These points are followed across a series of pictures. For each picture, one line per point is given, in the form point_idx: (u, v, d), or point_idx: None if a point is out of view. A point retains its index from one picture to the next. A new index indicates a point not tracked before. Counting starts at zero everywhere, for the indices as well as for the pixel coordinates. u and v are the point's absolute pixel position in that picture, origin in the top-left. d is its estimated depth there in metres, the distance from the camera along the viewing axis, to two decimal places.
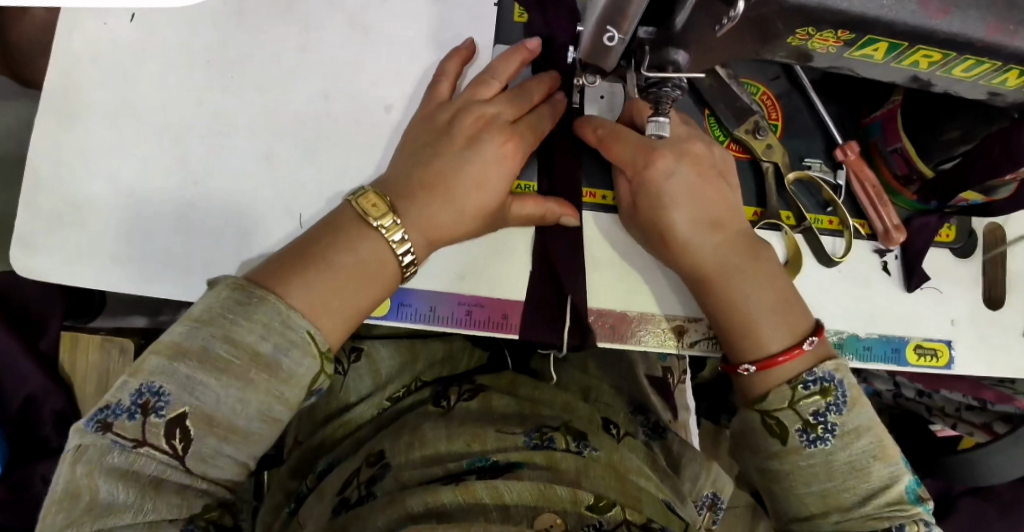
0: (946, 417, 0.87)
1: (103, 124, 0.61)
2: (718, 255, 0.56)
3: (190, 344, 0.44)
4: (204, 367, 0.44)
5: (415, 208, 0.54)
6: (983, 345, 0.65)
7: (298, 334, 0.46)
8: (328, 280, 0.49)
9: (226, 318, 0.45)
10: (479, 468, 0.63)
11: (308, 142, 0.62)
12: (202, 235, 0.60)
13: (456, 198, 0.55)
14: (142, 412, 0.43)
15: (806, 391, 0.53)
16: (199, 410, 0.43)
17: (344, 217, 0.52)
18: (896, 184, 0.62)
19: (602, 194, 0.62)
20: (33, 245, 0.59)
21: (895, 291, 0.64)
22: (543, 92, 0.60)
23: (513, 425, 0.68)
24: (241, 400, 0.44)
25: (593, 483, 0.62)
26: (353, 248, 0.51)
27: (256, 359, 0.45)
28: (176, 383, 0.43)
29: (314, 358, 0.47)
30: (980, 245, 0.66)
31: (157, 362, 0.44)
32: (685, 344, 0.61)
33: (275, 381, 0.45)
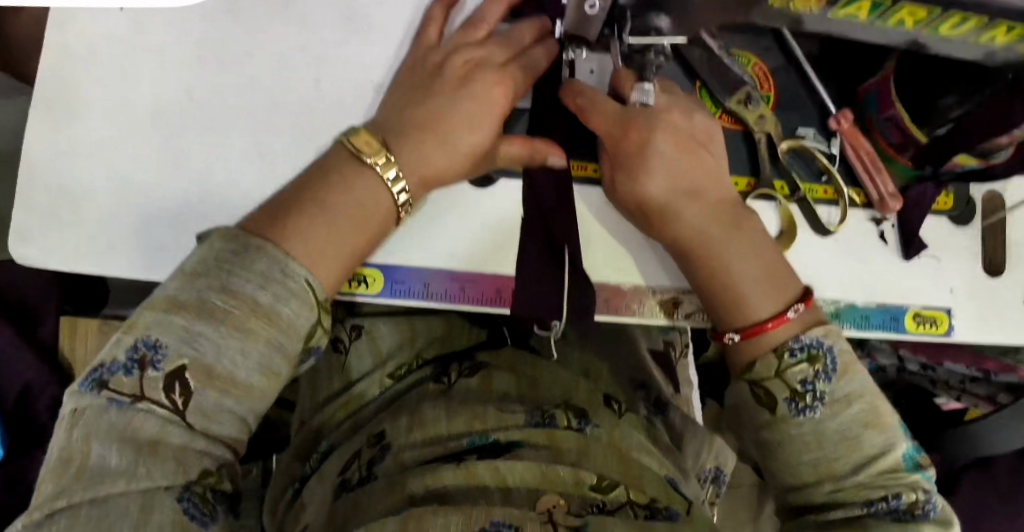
0: (950, 390, 0.89)
1: (96, 119, 0.61)
2: (700, 223, 0.56)
3: (186, 298, 0.45)
4: (200, 316, 0.44)
5: (410, 143, 0.54)
6: (983, 314, 0.64)
7: (297, 283, 0.47)
8: (322, 223, 0.50)
9: (222, 269, 0.46)
10: (479, 447, 0.63)
11: (300, 127, 0.62)
12: (198, 227, 0.60)
13: (453, 137, 0.55)
14: (139, 369, 0.43)
15: (794, 359, 0.53)
16: (197, 361, 0.44)
17: (337, 160, 0.53)
18: (892, 151, 0.61)
19: (594, 167, 0.62)
20: (30, 236, 0.59)
21: (892, 261, 0.63)
22: (533, 36, 0.60)
23: (514, 404, 0.69)
24: (242, 351, 0.45)
25: (593, 464, 0.62)
26: (349, 189, 0.52)
27: (253, 308, 0.45)
28: (173, 335, 0.44)
29: (311, 309, 0.48)
30: (979, 212, 0.66)
31: (154, 317, 0.45)
32: (680, 316, 0.61)
33: (273, 330, 0.46)
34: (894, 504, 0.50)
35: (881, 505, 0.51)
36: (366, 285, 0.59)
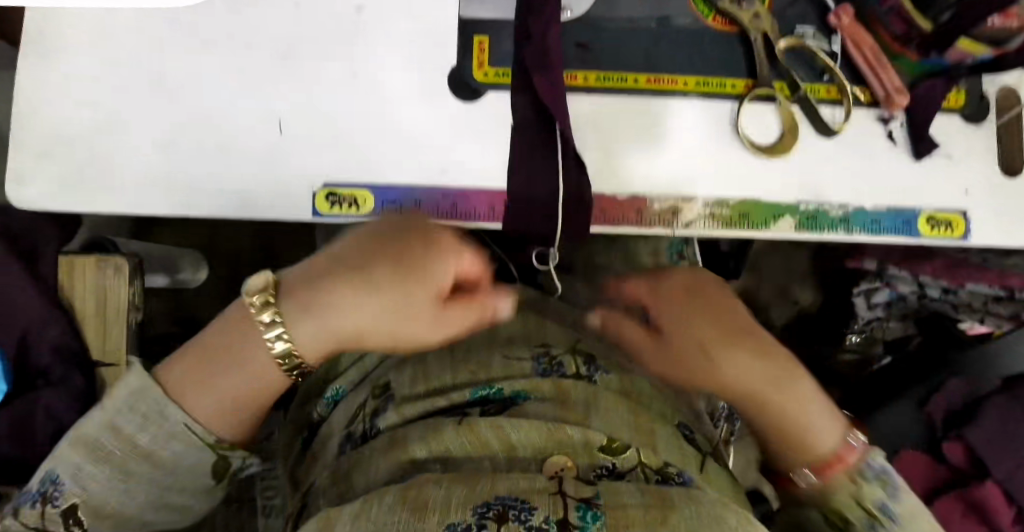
0: (973, 312, 0.88)
1: (76, 47, 0.58)
2: (704, 332, 0.57)
3: (83, 448, 0.50)
4: (93, 459, 0.50)
5: (305, 314, 0.51)
6: (1001, 216, 0.62)
7: (174, 427, 0.51)
8: (212, 364, 0.52)
9: (122, 404, 0.51)
10: (484, 399, 0.59)
11: (285, 48, 0.58)
12: (186, 154, 0.57)
13: (372, 275, 0.51)
14: (42, 502, 0.50)
15: (870, 484, 0.55)
16: (87, 502, 0.50)
17: (238, 321, 0.53)
18: (897, 45, 0.59)
19: (584, 76, 0.59)
20: (25, 179, 0.57)
21: (902, 161, 0.60)
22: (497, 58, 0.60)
23: (521, 345, 0.65)
24: (128, 491, 0.52)
25: (605, 419, 0.57)
26: (233, 346, 0.52)
27: (136, 450, 0.51)
28: (70, 474, 0.50)
29: (199, 447, 0.52)
30: (993, 110, 0.63)
31: (68, 452, 0.50)
32: (681, 225, 0.58)
33: (159, 471, 0.52)
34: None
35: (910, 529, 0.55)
36: (357, 207, 0.57)
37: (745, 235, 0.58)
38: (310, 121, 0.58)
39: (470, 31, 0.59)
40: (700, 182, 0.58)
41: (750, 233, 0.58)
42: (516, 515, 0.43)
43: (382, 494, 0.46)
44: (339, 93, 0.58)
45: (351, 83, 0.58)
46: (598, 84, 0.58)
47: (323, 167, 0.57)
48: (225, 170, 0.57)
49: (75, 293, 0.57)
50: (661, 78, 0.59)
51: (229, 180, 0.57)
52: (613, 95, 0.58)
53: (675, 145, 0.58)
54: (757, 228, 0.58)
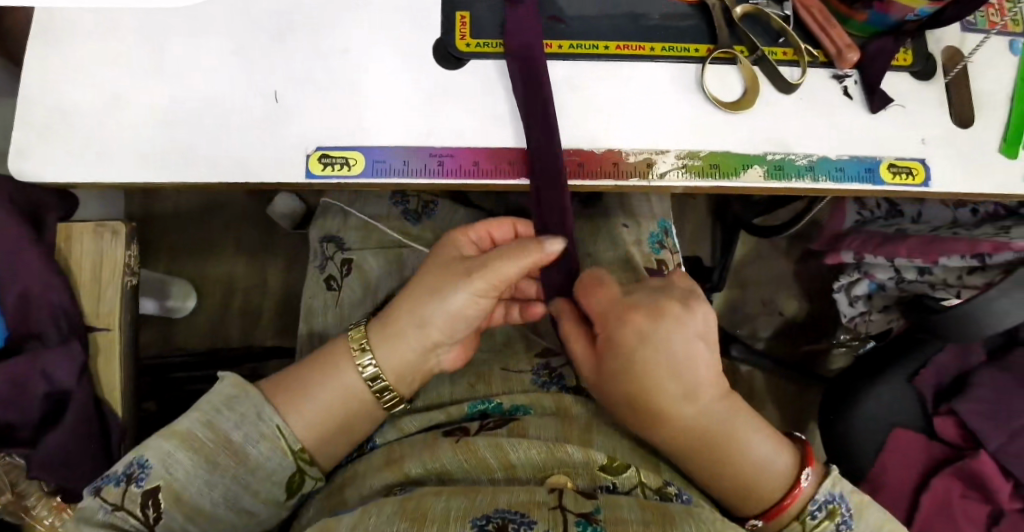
0: (949, 289, 0.86)
1: (88, 40, 0.65)
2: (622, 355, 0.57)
3: (181, 428, 0.54)
4: (183, 446, 0.53)
5: (395, 330, 0.61)
6: (958, 162, 0.65)
7: (268, 427, 0.56)
8: (304, 387, 0.59)
9: (214, 408, 0.56)
10: (482, 413, 0.65)
11: (278, 28, 0.64)
12: (182, 128, 0.62)
13: (401, 333, 0.60)
14: (126, 482, 0.52)
15: (814, 520, 0.58)
16: (171, 485, 0.52)
17: (337, 349, 0.61)
18: (844, 8, 0.64)
19: (559, 45, 0.63)
20: (32, 151, 0.62)
21: (859, 114, 0.64)
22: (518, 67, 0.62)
23: (520, 362, 0.72)
24: (208, 483, 0.53)
25: (603, 435, 0.61)
26: (336, 374, 0.60)
27: (227, 444, 0.54)
28: (160, 458, 0.53)
29: (281, 453, 0.56)
30: (940, 67, 0.67)
31: (157, 445, 0.53)
32: (655, 176, 0.61)
33: (240, 466, 0.54)
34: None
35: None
36: (348, 168, 0.61)
37: (718, 184, 0.61)
38: (306, 94, 0.63)
39: (451, 10, 0.65)
40: (671, 136, 0.61)
41: (722, 182, 0.61)
42: (516, 527, 0.46)
43: (380, 505, 0.49)
44: (334, 67, 0.63)
45: (342, 56, 0.64)
46: (572, 51, 0.63)
47: (318, 131, 0.62)
48: (220, 143, 0.62)
49: (73, 258, 0.63)
50: (629, 44, 0.64)
51: (223, 150, 0.62)
52: (585, 60, 0.63)
53: (647, 102, 0.62)
54: (728, 177, 0.61)
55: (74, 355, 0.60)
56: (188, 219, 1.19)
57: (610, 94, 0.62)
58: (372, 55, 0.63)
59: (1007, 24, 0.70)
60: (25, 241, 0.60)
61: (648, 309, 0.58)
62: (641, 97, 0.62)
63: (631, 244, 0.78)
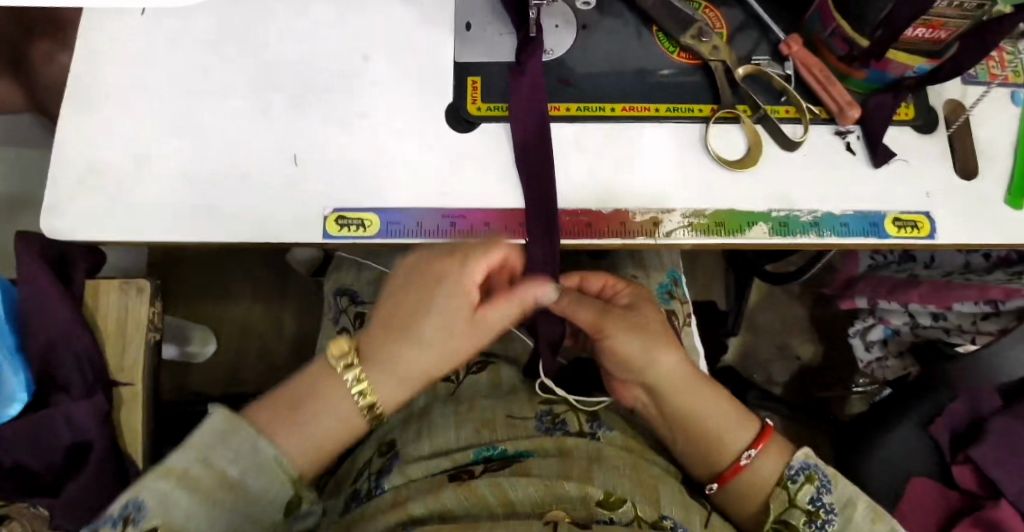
0: (963, 335, 0.87)
1: (117, 102, 0.67)
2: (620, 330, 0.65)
3: (177, 465, 0.50)
4: (182, 483, 0.49)
5: (387, 348, 0.57)
6: (962, 215, 0.66)
7: (264, 457, 0.52)
8: (286, 415, 0.55)
9: (209, 445, 0.51)
10: (486, 457, 0.68)
11: (297, 92, 0.66)
12: (206, 188, 0.64)
13: (394, 352, 0.57)
14: (122, 523, 0.47)
15: (796, 484, 0.63)
16: (171, 524, 0.48)
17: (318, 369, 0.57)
18: (843, 66, 0.65)
19: (566, 107, 0.65)
20: (63, 211, 0.64)
21: (862, 169, 0.65)
22: (521, 131, 0.64)
23: (523, 410, 0.73)
24: (210, 518, 0.49)
25: (604, 474, 0.64)
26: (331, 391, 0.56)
27: (233, 484, 0.51)
28: (157, 498, 0.48)
29: (282, 482, 0.52)
30: (941, 121, 0.68)
31: (152, 483, 0.49)
32: (661, 235, 0.62)
33: (255, 504, 0.51)
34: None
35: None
36: (364, 229, 0.63)
37: (723, 241, 0.62)
38: (322, 158, 0.65)
39: (463, 74, 0.67)
40: (676, 195, 0.63)
41: (728, 239, 0.62)
42: None
43: None
44: (349, 131, 0.65)
45: (358, 121, 0.66)
46: (579, 113, 0.65)
47: (336, 193, 0.64)
48: (241, 200, 0.64)
49: (100, 312, 0.64)
50: (634, 106, 0.65)
51: (245, 207, 0.64)
52: (593, 122, 0.65)
53: (652, 161, 0.64)
54: (733, 234, 0.62)
55: (96, 410, 0.61)
56: (209, 264, 1.22)
57: (616, 155, 0.64)
58: (388, 119, 0.66)
59: (1008, 76, 0.70)
60: (49, 289, 0.61)
61: (633, 321, 0.66)
62: (647, 158, 0.64)
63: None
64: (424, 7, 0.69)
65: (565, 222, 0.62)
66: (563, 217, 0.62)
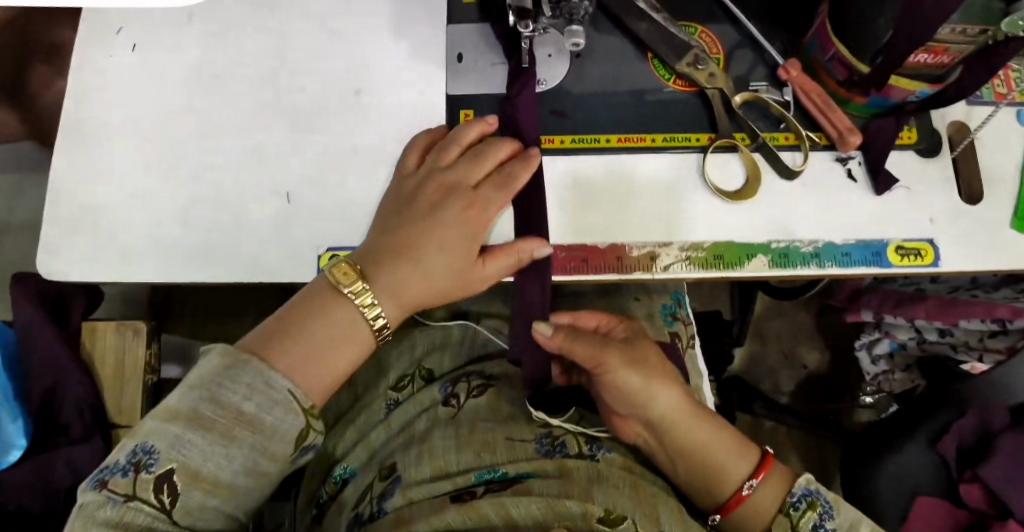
0: (971, 351, 0.86)
1: (111, 139, 0.66)
2: (623, 368, 0.64)
3: (182, 407, 0.51)
4: (193, 427, 0.50)
5: (386, 271, 0.59)
6: (967, 241, 0.64)
7: (280, 394, 0.53)
8: (307, 350, 0.56)
9: (214, 382, 0.52)
10: (487, 480, 0.65)
11: (290, 128, 0.66)
12: (203, 229, 0.63)
13: (423, 260, 0.59)
14: (134, 470, 0.49)
15: (798, 511, 0.63)
16: (186, 466, 0.49)
17: (320, 289, 0.58)
18: (843, 90, 0.63)
19: (561, 139, 0.64)
20: (58, 252, 0.63)
21: (863, 196, 0.64)
22: (509, 151, 0.62)
23: (523, 431, 0.70)
24: (226, 456, 0.50)
25: (605, 493, 0.63)
26: (328, 316, 0.57)
27: (241, 417, 0.51)
28: (167, 441, 0.49)
29: (296, 415, 0.53)
30: (946, 144, 0.67)
31: (153, 424, 0.50)
32: (658, 269, 0.61)
33: (260, 437, 0.51)
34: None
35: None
36: None
37: (721, 274, 0.62)
38: (315, 195, 0.64)
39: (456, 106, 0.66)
40: (673, 229, 0.62)
41: (726, 272, 0.61)
42: None
43: None
44: (343, 167, 0.65)
45: (351, 157, 0.65)
46: (574, 145, 0.64)
47: (328, 231, 0.63)
48: (237, 239, 0.63)
49: (96, 352, 0.63)
50: (629, 137, 0.65)
51: (240, 247, 0.63)
52: (587, 154, 0.64)
53: (649, 195, 0.63)
54: (732, 267, 0.61)
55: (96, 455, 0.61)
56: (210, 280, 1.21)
57: (611, 188, 0.63)
58: (379, 155, 0.65)
59: (1015, 95, 0.68)
60: (48, 334, 0.62)
61: (629, 354, 0.66)
62: (644, 190, 0.63)
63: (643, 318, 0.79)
64: (416, 37, 0.68)
65: (561, 258, 0.61)
66: (558, 253, 0.62)
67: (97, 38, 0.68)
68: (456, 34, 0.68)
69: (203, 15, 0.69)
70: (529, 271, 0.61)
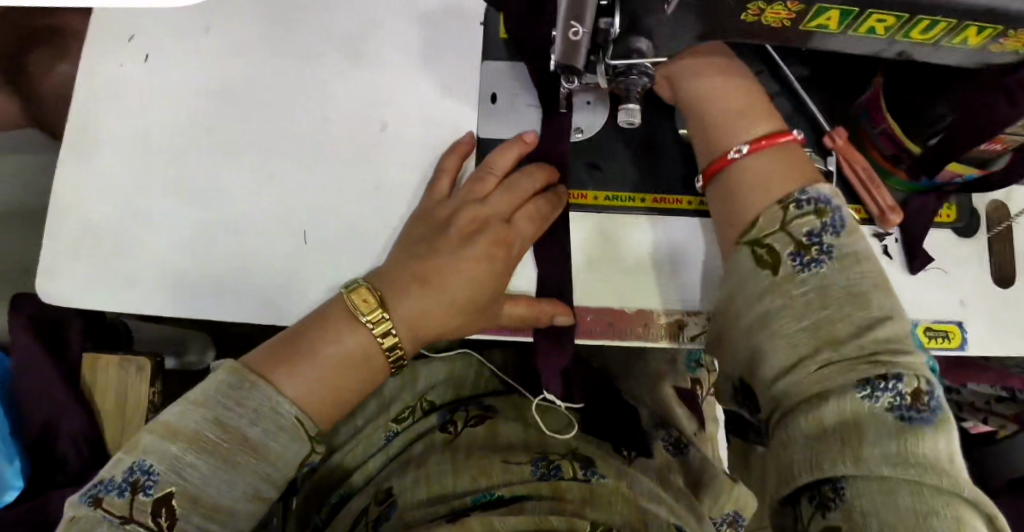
0: (975, 413, 0.85)
1: (118, 157, 0.63)
2: (737, 119, 0.59)
3: (183, 426, 0.48)
4: (194, 449, 0.47)
5: (407, 300, 0.56)
6: (997, 326, 0.63)
7: (286, 420, 0.50)
8: (318, 374, 0.53)
9: (218, 402, 0.49)
10: (481, 503, 0.64)
11: (311, 163, 0.63)
12: (211, 262, 0.62)
13: (448, 287, 0.57)
14: (131, 490, 0.46)
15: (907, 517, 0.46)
16: (186, 488, 0.46)
17: (333, 310, 0.55)
18: (888, 164, 0.62)
19: (594, 195, 0.64)
20: (59, 275, 0.61)
21: (896, 274, 0.63)
22: (543, 180, 0.61)
23: (519, 454, 0.69)
24: (228, 482, 0.48)
25: (596, 513, 0.63)
26: (339, 339, 0.54)
27: (243, 442, 0.48)
28: (166, 462, 0.46)
29: (302, 441, 0.51)
30: (984, 223, 0.65)
31: (150, 441, 0.47)
32: (685, 339, 0.62)
33: (264, 463, 0.49)
34: (894, 385, 0.46)
35: (879, 385, 0.47)
36: None
37: None
38: (332, 235, 0.62)
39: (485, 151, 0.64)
40: (702, 299, 0.62)
41: None
42: None
43: None
44: (365, 207, 0.63)
45: (373, 197, 0.63)
46: (608, 202, 0.63)
47: (345, 271, 0.62)
48: (245, 275, 0.61)
49: (97, 387, 0.64)
50: (664, 197, 0.64)
51: (249, 283, 0.61)
52: (620, 213, 0.63)
53: (679, 262, 0.63)
54: None
55: None
56: None
57: (642, 250, 0.63)
58: (401, 197, 0.63)
59: None
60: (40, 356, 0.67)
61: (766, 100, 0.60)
62: (673, 256, 0.63)
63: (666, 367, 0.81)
64: (448, 73, 0.65)
65: (588, 321, 0.62)
66: (586, 314, 0.62)
67: (108, 46, 0.65)
68: (491, 72, 0.65)
69: (222, 31, 0.66)
70: (554, 327, 0.61)
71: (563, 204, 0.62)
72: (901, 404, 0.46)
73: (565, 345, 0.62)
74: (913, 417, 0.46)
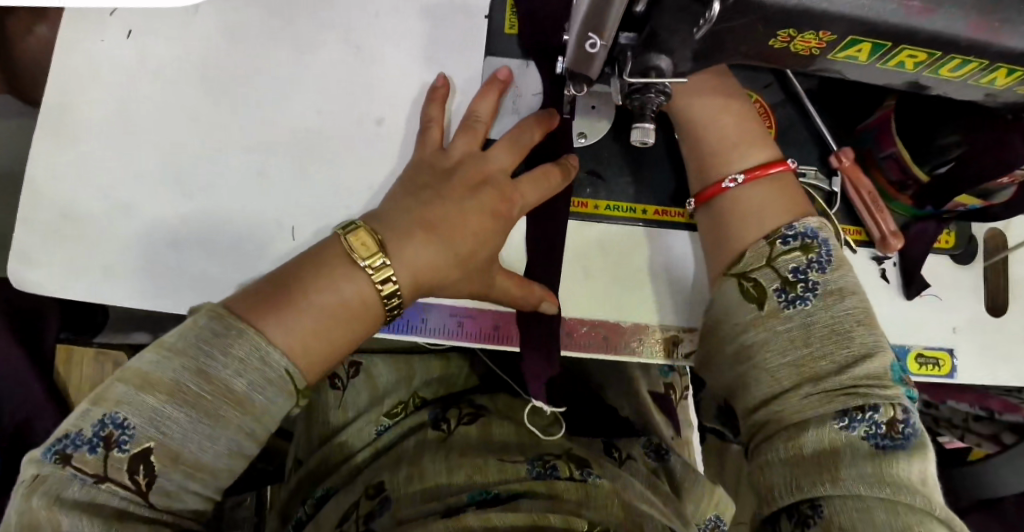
0: (952, 429, 0.87)
1: (96, 140, 0.60)
2: (723, 118, 0.59)
3: (159, 376, 0.45)
4: (174, 401, 0.44)
5: (410, 246, 0.53)
6: (987, 354, 0.63)
7: (275, 372, 0.47)
8: (312, 323, 0.49)
9: (201, 350, 0.46)
10: (479, 501, 0.62)
11: (300, 157, 0.61)
12: (198, 252, 0.59)
13: (454, 239, 0.55)
14: (104, 446, 0.43)
15: (850, 467, 0.47)
16: (166, 445, 0.44)
17: (330, 251, 0.52)
18: (891, 189, 0.61)
19: (594, 204, 0.62)
20: (29, 258, 0.58)
21: (894, 299, 0.63)
22: (542, 131, 0.60)
23: (514, 453, 0.69)
24: (211, 437, 0.45)
25: (592, 512, 0.62)
26: (335, 287, 0.50)
27: (228, 393, 0.45)
28: (142, 416, 0.44)
29: (288, 395, 0.48)
30: (981, 251, 0.65)
31: (123, 392, 0.44)
32: (679, 355, 0.61)
33: (247, 418, 0.46)
34: (871, 416, 0.47)
35: (856, 415, 0.48)
36: None
37: None
38: (321, 232, 0.60)
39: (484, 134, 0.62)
40: (699, 315, 0.62)
41: None
42: None
43: None
44: (353, 203, 0.61)
45: (363, 197, 0.61)
46: (608, 212, 0.62)
47: None
48: (232, 272, 0.59)
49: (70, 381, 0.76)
50: (667, 210, 0.63)
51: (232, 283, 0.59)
52: (621, 224, 0.62)
53: (678, 285, 0.62)
54: None
55: None
56: None
57: (640, 261, 0.62)
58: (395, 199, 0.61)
59: None
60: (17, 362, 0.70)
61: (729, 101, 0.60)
62: (669, 273, 0.62)
63: (642, 379, 0.86)
64: (448, 69, 0.63)
65: (583, 332, 0.61)
66: (580, 326, 0.61)
67: (89, 20, 0.62)
68: (491, 68, 0.63)
69: (214, 12, 0.62)
70: (544, 338, 0.60)
71: (571, 178, 0.60)
72: (876, 433, 0.47)
73: (552, 355, 0.60)
74: (887, 445, 0.47)
